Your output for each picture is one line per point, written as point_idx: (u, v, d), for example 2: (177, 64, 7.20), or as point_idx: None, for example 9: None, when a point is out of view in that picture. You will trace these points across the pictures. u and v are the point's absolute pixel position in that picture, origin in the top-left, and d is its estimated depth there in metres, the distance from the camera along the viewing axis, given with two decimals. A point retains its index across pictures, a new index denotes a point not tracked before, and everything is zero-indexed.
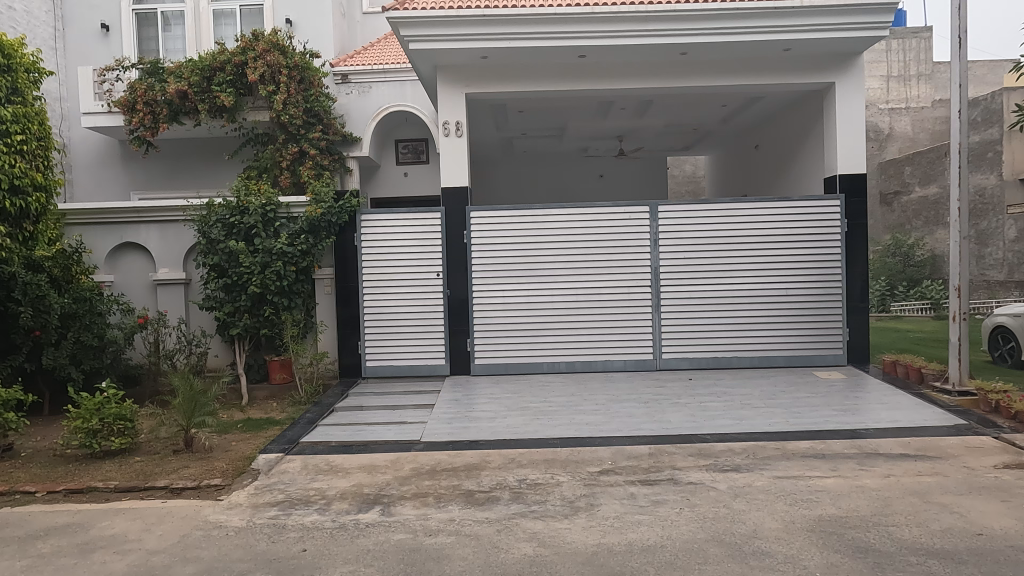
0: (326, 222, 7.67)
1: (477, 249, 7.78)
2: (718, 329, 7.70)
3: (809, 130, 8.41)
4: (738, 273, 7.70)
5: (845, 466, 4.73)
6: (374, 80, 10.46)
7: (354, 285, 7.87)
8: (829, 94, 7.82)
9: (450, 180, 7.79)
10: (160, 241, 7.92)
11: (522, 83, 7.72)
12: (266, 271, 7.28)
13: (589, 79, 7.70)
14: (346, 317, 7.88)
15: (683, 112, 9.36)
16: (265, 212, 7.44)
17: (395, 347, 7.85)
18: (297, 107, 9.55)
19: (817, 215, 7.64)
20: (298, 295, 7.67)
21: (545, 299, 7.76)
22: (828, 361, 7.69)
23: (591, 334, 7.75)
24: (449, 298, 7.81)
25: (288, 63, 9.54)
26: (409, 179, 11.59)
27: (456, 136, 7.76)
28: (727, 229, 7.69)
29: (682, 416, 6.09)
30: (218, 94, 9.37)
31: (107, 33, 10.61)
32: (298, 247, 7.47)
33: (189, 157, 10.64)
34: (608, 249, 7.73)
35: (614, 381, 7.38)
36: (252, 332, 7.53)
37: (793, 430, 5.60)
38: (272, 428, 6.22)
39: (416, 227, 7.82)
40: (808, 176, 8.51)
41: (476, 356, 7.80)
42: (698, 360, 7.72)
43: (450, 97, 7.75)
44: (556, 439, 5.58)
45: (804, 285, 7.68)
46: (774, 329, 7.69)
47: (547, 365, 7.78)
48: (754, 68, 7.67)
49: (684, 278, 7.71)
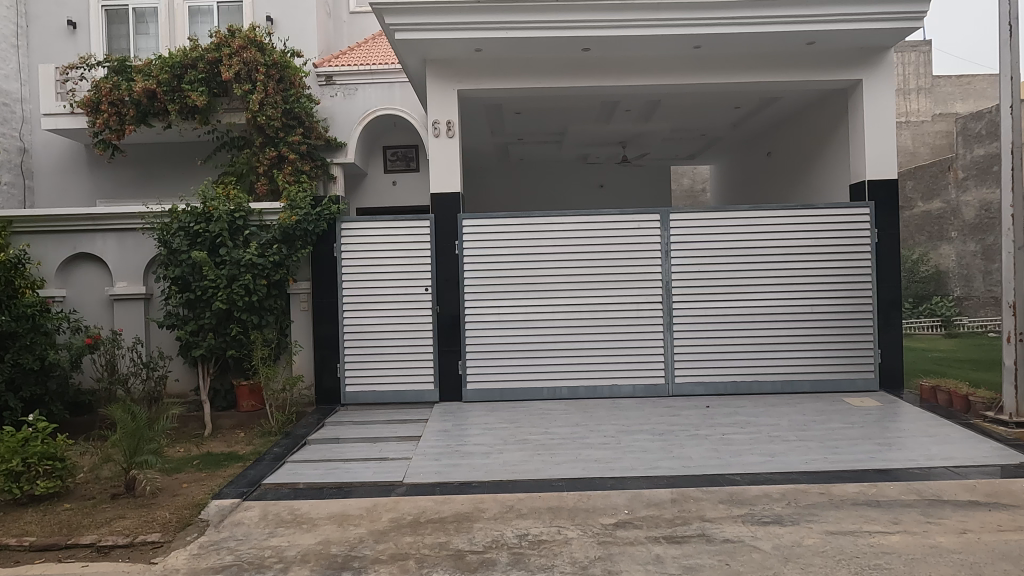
0: (301, 231, 6.92)
1: (470, 261, 7.02)
2: (737, 351, 6.96)
3: (831, 133, 7.74)
4: (758, 287, 6.98)
5: (907, 518, 3.96)
6: (361, 82, 9.79)
7: (333, 302, 7.09)
8: (855, 92, 7.16)
9: (440, 185, 7.07)
10: (117, 252, 7.12)
11: (520, 79, 7.03)
12: (234, 285, 6.53)
13: (594, 75, 7.02)
14: (324, 337, 7.09)
15: (692, 114, 8.70)
16: (234, 218, 6.70)
17: (378, 370, 7.05)
18: (275, 108, 8.82)
19: (845, 225, 6.95)
20: (270, 312, 6.93)
21: (546, 317, 7.00)
22: (857, 386, 6.96)
23: (595, 356, 6.98)
24: (439, 316, 7.03)
25: (267, 61, 8.82)
26: (399, 188, 10.89)
27: (448, 137, 7.04)
28: (745, 239, 6.98)
29: (704, 451, 5.31)
30: (189, 93, 8.62)
31: (74, 31, 9.88)
32: (270, 259, 6.74)
33: (160, 163, 9.87)
34: (615, 260, 6.99)
35: (622, 408, 6.59)
36: (217, 353, 6.75)
37: (836, 471, 4.83)
38: (234, 466, 5.40)
39: (404, 238, 7.06)
40: (830, 183, 7.84)
41: (466, 380, 7.02)
42: (714, 385, 6.97)
43: (440, 94, 7.03)
44: (560, 481, 4.78)
45: (831, 302, 6.97)
46: (800, 351, 6.95)
47: (547, 390, 7.00)
48: (774, 64, 7.01)
49: (698, 293, 6.98)
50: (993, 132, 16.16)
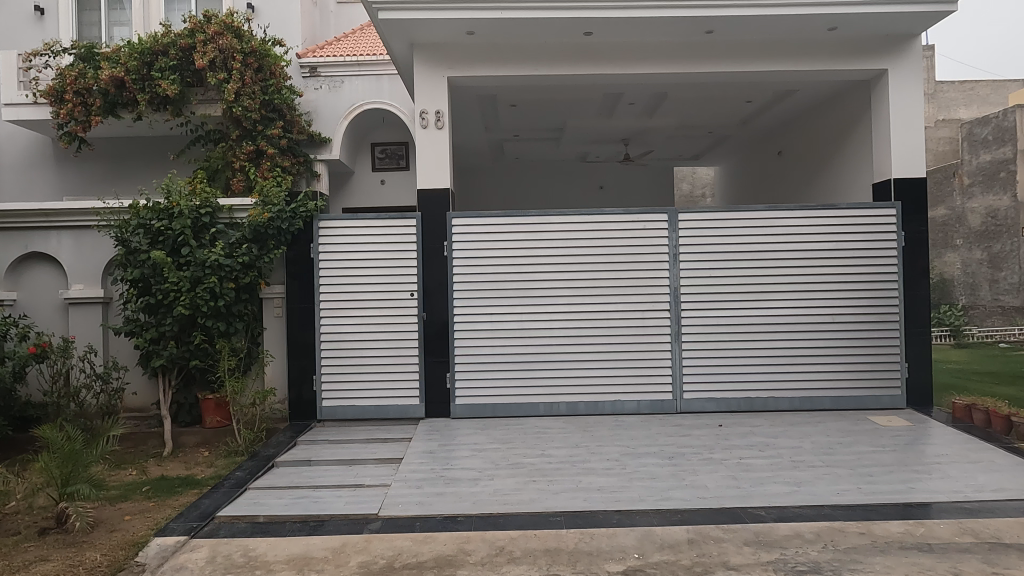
0: (273, 230, 6.31)
1: (459, 263, 6.41)
2: (752, 365, 6.37)
3: (850, 129, 7.19)
4: (775, 294, 6.39)
5: (968, 567, 3.36)
6: (347, 74, 9.27)
7: (309, 307, 6.48)
8: (878, 84, 6.60)
9: (428, 181, 6.46)
10: (73, 251, 6.49)
11: (515, 65, 6.44)
12: (197, 289, 5.91)
13: (596, 62, 6.44)
14: (300, 346, 6.48)
15: (699, 109, 8.14)
16: (200, 213, 6.11)
17: (357, 382, 6.42)
18: (253, 99, 8.20)
19: (870, 227, 6.37)
20: (239, 318, 6.35)
21: (543, 326, 6.39)
22: (882, 403, 6.37)
23: (597, 370, 6.37)
24: (426, 324, 6.41)
25: (244, 49, 8.20)
26: (387, 188, 10.30)
27: (436, 129, 6.45)
28: (761, 241, 6.39)
29: (721, 480, 4.70)
30: (159, 82, 7.99)
31: (41, 17, 9.26)
32: (239, 260, 6.14)
33: (131, 159, 9.25)
34: (618, 264, 6.40)
35: (627, 427, 5.98)
36: (180, 363, 6.14)
37: (875, 505, 4.21)
38: (188, 495, 4.76)
39: (387, 238, 6.44)
40: (849, 182, 7.28)
41: (455, 394, 6.40)
42: (726, 402, 6.37)
43: (428, 82, 6.45)
44: (559, 515, 4.16)
45: (854, 311, 6.38)
46: (821, 364, 6.37)
47: (543, 406, 6.39)
48: (792, 52, 6.44)
49: (709, 301, 6.39)
50: (1000, 138, 15.59)
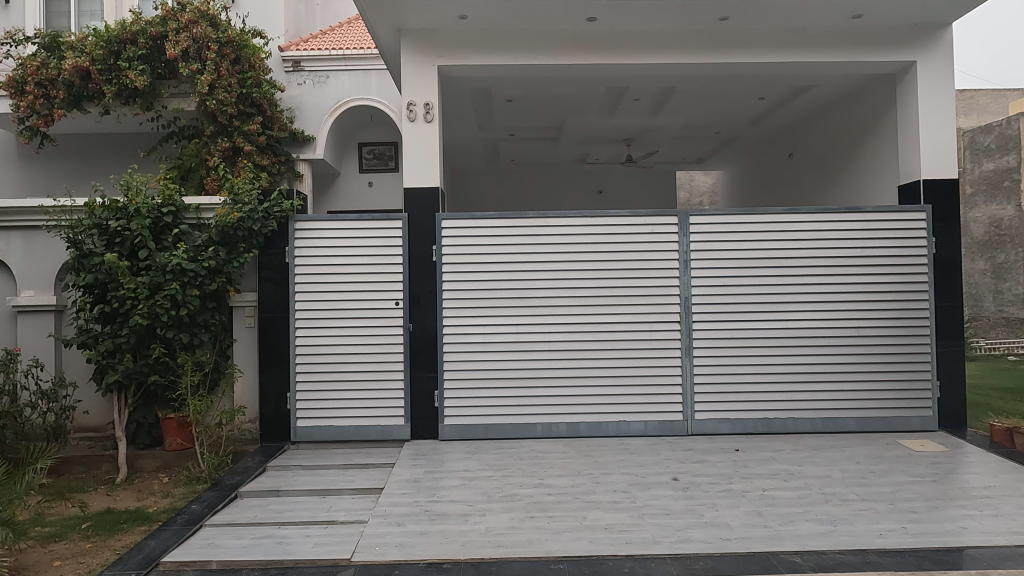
0: (243, 231, 5.72)
1: (450, 270, 5.82)
2: (770, 383, 5.81)
3: (871, 127, 6.69)
4: (795, 305, 5.84)
5: None
6: (332, 68, 8.76)
7: (283, 317, 5.88)
8: (905, 77, 6.08)
9: (416, 179, 5.89)
10: (22, 254, 5.87)
11: (512, 54, 5.90)
12: (157, 296, 5.31)
13: (599, 51, 5.90)
14: (272, 361, 5.87)
15: (708, 107, 7.62)
16: (162, 212, 5.53)
17: (335, 400, 5.82)
18: (229, 92, 7.61)
19: (899, 232, 5.83)
20: (206, 329, 5.75)
21: (541, 339, 5.81)
22: (912, 425, 5.81)
23: (600, 387, 5.80)
24: (413, 337, 5.83)
25: (220, 38, 7.60)
26: (375, 190, 9.74)
27: (425, 122, 5.89)
28: (781, 247, 5.84)
29: (745, 516, 4.12)
30: (127, 72, 7.38)
31: (6, 5, 8.68)
32: (204, 264, 5.54)
33: (100, 157, 8.66)
34: (624, 271, 5.84)
35: (634, 451, 5.40)
36: (137, 379, 5.52)
37: (926, 550, 3.63)
38: (133, 533, 4.15)
39: (371, 241, 5.85)
40: (871, 185, 6.76)
41: (443, 414, 5.80)
42: (742, 423, 5.80)
43: (417, 71, 5.90)
44: (561, 561, 3.57)
45: (881, 324, 5.83)
46: (845, 382, 5.82)
47: (541, 428, 5.80)
48: (814, 42, 5.92)
49: (723, 312, 5.83)
50: (1004, 146, 15.13)
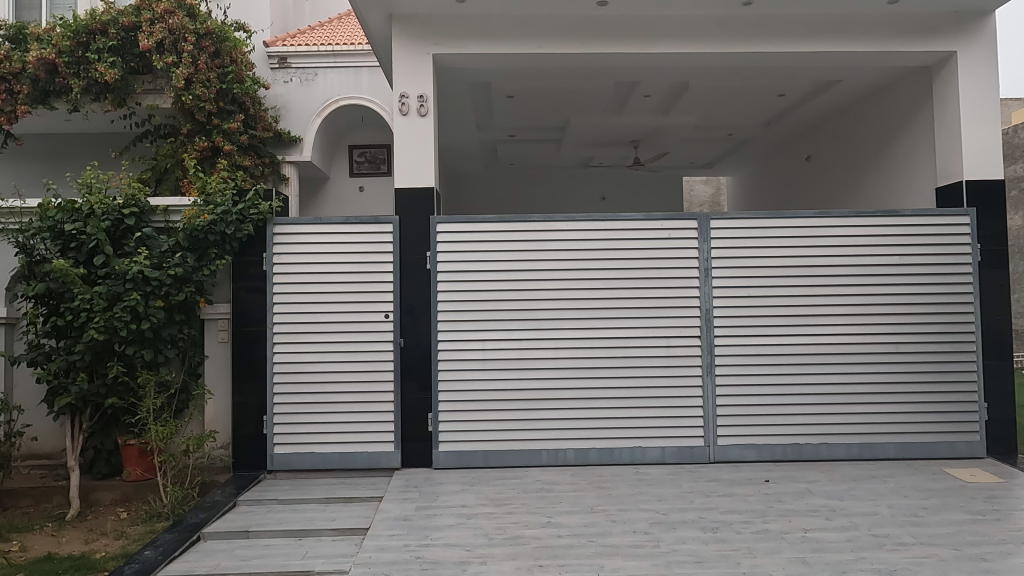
0: (215, 235, 5.11)
1: (446, 279, 5.25)
2: (800, 405, 5.24)
3: (903, 125, 6.19)
4: (827, 318, 5.28)
5: None
6: (321, 65, 8.25)
7: (260, 331, 5.26)
8: (943, 69, 5.58)
9: (408, 178, 5.33)
10: None
11: (515, 42, 5.36)
12: (115, 308, 4.72)
13: (610, 38, 5.36)
14: (246, 380, 5.26)
15: (723, 104, 7.12)
16: (123, 214, 4.94)
17: (317, 425, 5.21)
18: (207, 87, 7.04)
19: (941, 238, 5.29)
20: (172, 345, 5.13)
21: (545, 356, 5.23)
22: (957, 452, 5.24)
23: (611, 409, 5.22)
24: (404, 353, 5.24)
25: (198, 29, 7.04)
26: (366, 195, 9.14)
27: (419, 116, 5.34)
28: (811, 254, 5.28)
29: (789, 564, 3.52)
30: (96, 65, 6.81)
31: None
32: (169, 272, 4.95)
33: (71, 158, 8.09)
34: (638, 279, 5.28)
35: (653, 482, 4.81)
36: (93, 401, 4.92)
37: None
38: None
39: (358, 247, 5.27)
40: (902, 187, 6.25)
41: (437, 440, 5.20)
42: (770, 450, 5.22)
43: (409, 60, 5.36)
44: None
45: (922, 339, 5.28)
46: (884, 404, 5.25)
47: (547, 455, 5.21)
48: (846, 30, 5.41)
49: (748, 326, 5.27)
50: (1011, 155, 14.69)
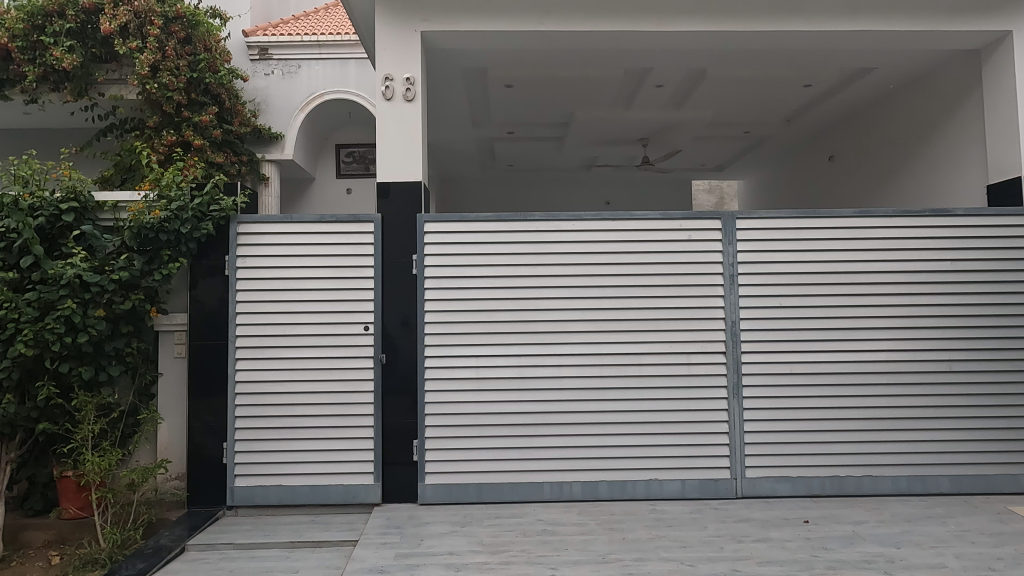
0: (168, 235, 4.45)
1: (434, 286, 4.58)
2: (840, 432, 4.57)
3: (948, 117, 5.56)
4: (870, 332, 4.62)
5: None
6: (304, 57, 7.63)
7: (221, 345, 4.58)
8: (996, 51, 4.95)
9: (392, 172, 4.68)
10: None
11: (514, 19, 4.74)
12: (46, 319, 4.09)
13: (621, 14, 4.74)
14: (203, 402, 4.57)
15: (742, 95, 6.49)
16: (61, 209, 4.29)
17: (284, 453, 4.52)
18: (176, 76, 6.42)
19: (998, 240, 4.64)
20: (118, 361, 4.49)
21: (547, 374, 4.56)
22: (1019, 485, 4.56)
23: (625, 436, 4.54)
24: (385, 372, 4.57)
25: (166, 12, 6.39)
26: (354, 197, 8.48)
27: (404, 101, 4.70)
28: (851, 258, 4.63)
29: None
30: (52, 50, 6.14)
31: None
32: (113, 277, 4.29)
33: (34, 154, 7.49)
34: (654, 288, 4.62)
35: (673, 524, 4.12)
36: (21, 425, 4.23)
37: None
38: None
39: (333, 249, 4.61)
40: (945, 185, 5.61)
41: (423, 472, 4.51)
42: (806, 483, 4.54)
43: (395, 38, 4.73)
44: None
45: (977, 356, 4.62)
46: (935, 431, 4.58)
47: (548, 489, 4.52)
48: (887, 7, 4.79)
49: (780, 340, 4.61)
50: None
